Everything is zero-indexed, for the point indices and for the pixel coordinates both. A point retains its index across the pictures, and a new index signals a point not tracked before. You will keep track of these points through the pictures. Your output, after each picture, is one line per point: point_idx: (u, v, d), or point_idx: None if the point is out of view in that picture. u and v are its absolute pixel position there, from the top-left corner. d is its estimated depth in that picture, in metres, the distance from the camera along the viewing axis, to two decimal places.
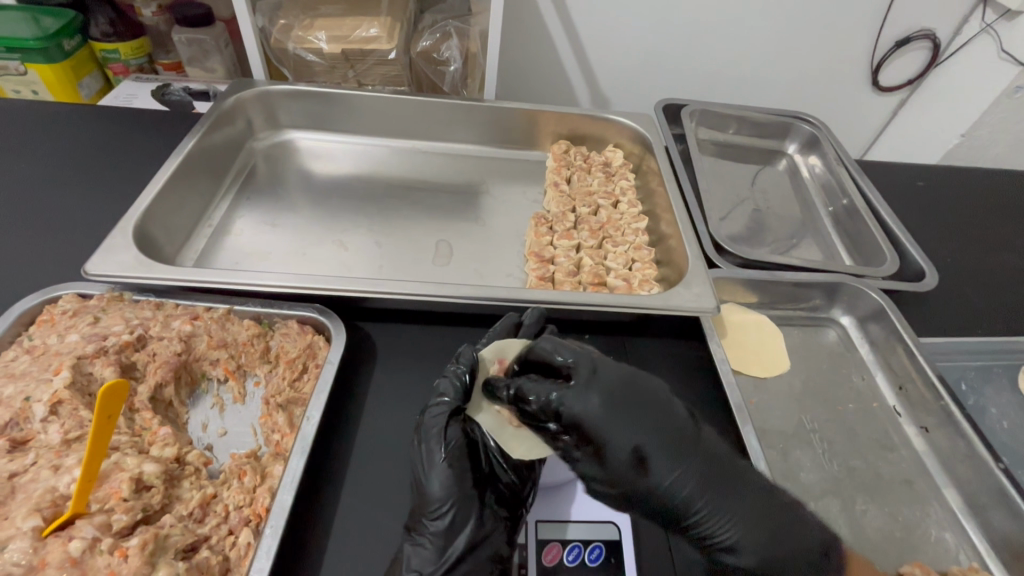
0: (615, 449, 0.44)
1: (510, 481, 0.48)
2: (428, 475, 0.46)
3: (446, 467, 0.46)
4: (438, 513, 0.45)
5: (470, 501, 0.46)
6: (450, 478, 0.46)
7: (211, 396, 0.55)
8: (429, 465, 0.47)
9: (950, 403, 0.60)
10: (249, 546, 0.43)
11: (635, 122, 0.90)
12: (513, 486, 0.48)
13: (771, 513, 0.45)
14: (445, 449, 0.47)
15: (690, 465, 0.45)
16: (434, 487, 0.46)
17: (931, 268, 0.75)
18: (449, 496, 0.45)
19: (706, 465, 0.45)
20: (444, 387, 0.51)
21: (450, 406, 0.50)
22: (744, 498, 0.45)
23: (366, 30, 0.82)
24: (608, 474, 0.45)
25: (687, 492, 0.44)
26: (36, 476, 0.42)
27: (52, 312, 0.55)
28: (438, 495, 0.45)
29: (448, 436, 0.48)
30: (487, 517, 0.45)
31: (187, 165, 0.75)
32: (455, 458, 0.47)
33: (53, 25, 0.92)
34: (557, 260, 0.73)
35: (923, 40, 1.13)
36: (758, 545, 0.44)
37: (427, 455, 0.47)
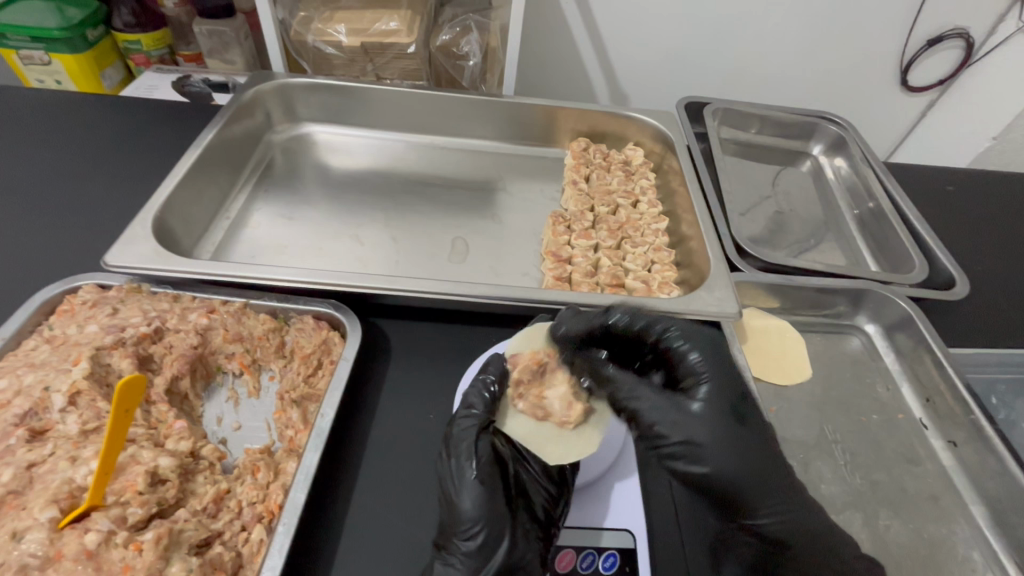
0: (712, 391, 0.51)
1: (545, 498, 0.47)
2: (461, 491, 0.45)
3: (478, 484, 0.45)
4: (472, 530, 0.44)
5: (504, 520, 0.44)
6: (481, 496, 0.44)
7: (226, 389, 0.55)
8: (460, 481, 0.46)
9: (981, 417, 0.58)
10: (262, 543, 0.42)
11: (656, 121, 0.88)
12: (547, 504, 0.47)
13: (800, 502, 0.48)
14: (477, 465, 0.46)
15: (749, 433, 0.49)
16: (468, 504, 0.44)
17: (962, 276, 0.73)
18: (481, 515, 0.44)
19: (758, 442, 0.50)
20: (474, 399, 0.50)
21: (480, 418, 0.49)
22: (776, 469, 0.49)
23: (386, 23, 0.81)
24: (676, 429, 0.49)
25: (727, 454, 0.48)
26: (53, 466, 0.42)
27: (72, 302, 0.55)
28: (472, 512, 0.44)
29: (477, 453, 0.47)
30: (521, 537, 0.44)
31: (206, 156, 0.75)
32: (485, 475, 0.46)
33: (76, 15, 0.93)
34: (575, 260, 0.72)
35: (956, 39, 1.09)
36: (792, 520, 0.47)
37: (459, 470, 0.46)
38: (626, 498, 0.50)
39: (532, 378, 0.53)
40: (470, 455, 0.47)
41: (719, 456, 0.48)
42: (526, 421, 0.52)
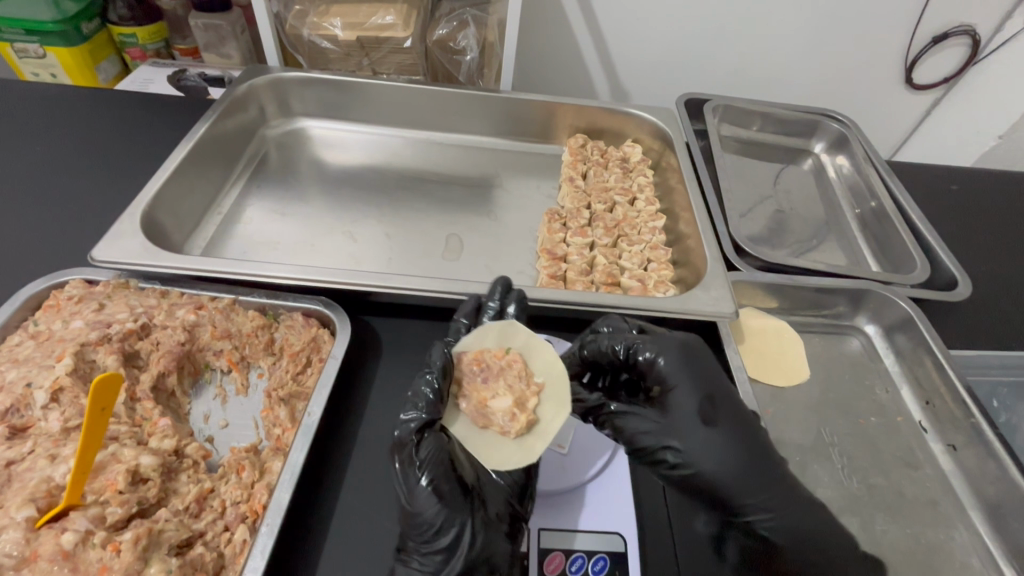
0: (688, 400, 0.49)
1: (506, 495, 0.46)
2: (410, 494, 0.44)
3: (426, 487, 0.43)
4: (427, 533, 0.43)
5: (459, 521, 0.44)
6: (431, 501, 0.43)
7: (214, 386, 0.54)
8: (410, 484, 0.44)
9: (982, 421, 0.57)
10: (244, 544, 0.42)
11: (655, 117, 0.87)
12: (509, 499, 0.46)
13: (785, 488, 0.47)
14: (421, 467, 0.44)
15: (729, 436, 0.48)
16: (418, 509, 0.43)
17: (964, 277, 0.71)
18: (438, 516, 0.43)
19: (739, 443, 0.48)
20: (415, 399, 0.47)
21: (422, 420, 0.46)
22: (760, 467, 0.47)
23: (382, 17, 0.80)
24: (655, 445, 0.49)
25: (716, 461, 0.47)
26: (32, 465, 0.42)
27: (57, 297, 0.55)
28: (422, 516, 0.43)
29: (422, 453, 0.45)
30: (480, 534, 0.44)
31: (198, 151, 0.74)
32: (431, 478, 0.44)
33: (71, 9, 0.92)
34: (570, 258, 0.71)
35: (963, 37, 1.07)
36: (784, 513, 0.46)
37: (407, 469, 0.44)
38: (617, 499, 0.49)
39: (474, 379, 0.50)
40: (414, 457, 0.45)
41: (705, 458, 0.47)
42: (471, 424, 0.50)
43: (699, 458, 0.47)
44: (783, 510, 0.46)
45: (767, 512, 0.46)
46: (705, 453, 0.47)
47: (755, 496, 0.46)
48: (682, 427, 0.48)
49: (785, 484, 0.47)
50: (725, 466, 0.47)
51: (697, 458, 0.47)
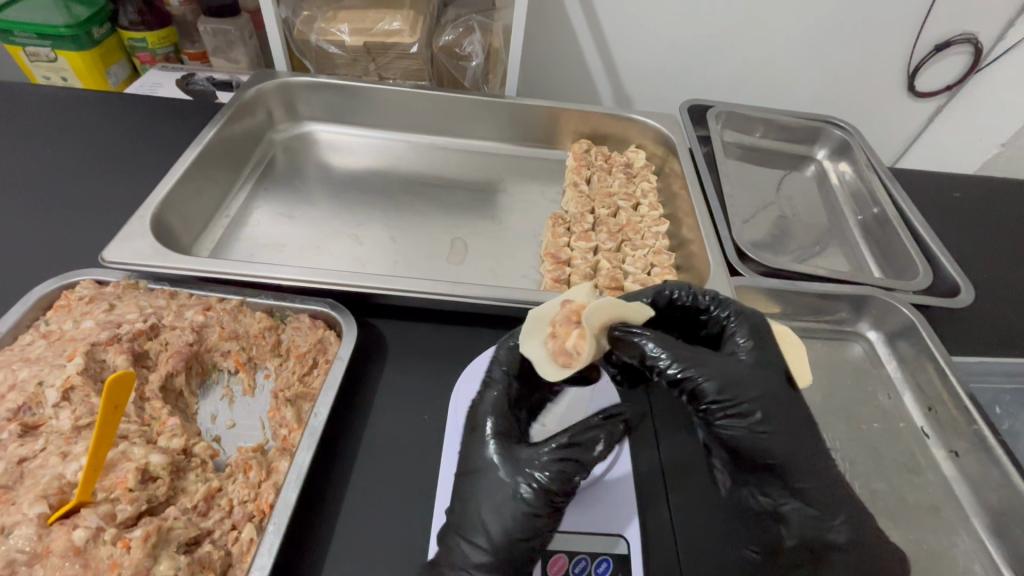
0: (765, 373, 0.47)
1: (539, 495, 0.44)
2: (497, 509, 0.44)
3: (525, 509, 0.43)
4: (487, 546, 0.43)
5: (512, 516, 0.44)
6: (522, 521, 0.43)
7: (221, 387, 0.55)
8: (515, 500, 0.44)
9: (984, 427, 0.57)
10: (252, 542, 0.42)
11: (658, 123, 0.88)
12: (542, 500, 0.44)
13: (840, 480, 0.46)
14: (534, 488, 0.44)
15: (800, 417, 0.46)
16: (502, 524, 0.44)
17: (966, 283, 0.72)
18: (495, 509, 0.44)
19: (806, 427, 0.46)
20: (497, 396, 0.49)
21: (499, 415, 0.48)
22: (820, 448, 0.46)
23: (389, 23, 0.82)
24: (733, 388, 0.45)
25: (790, 432, 0.45)
26: (44, 462, 0.42)
27: (68, 297, 0.55)
28: (506, 531, 0.43)
29: (541, 476, 0.44)
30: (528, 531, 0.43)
31: (207, 155, 0.75)
32: (536, 501, 0.44)
33: (82, 13, 0.94)
34: (574, 262, 0.72)
35: (964, 45, 1.08)
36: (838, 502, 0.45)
37: (513, 483, 0.44)
38: (619, 502, 0.49)
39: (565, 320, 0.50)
40: (529, 475, 0.44)
41: (781, 425, 0.45)
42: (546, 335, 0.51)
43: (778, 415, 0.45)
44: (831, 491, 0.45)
45: (818, 491, 0.44)
46: (784, 413, 0.45)
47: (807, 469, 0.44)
48: (768, 384, 0.46)
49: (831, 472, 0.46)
50: (797, 435, 0.45)
51: (776, 415, 0.45)
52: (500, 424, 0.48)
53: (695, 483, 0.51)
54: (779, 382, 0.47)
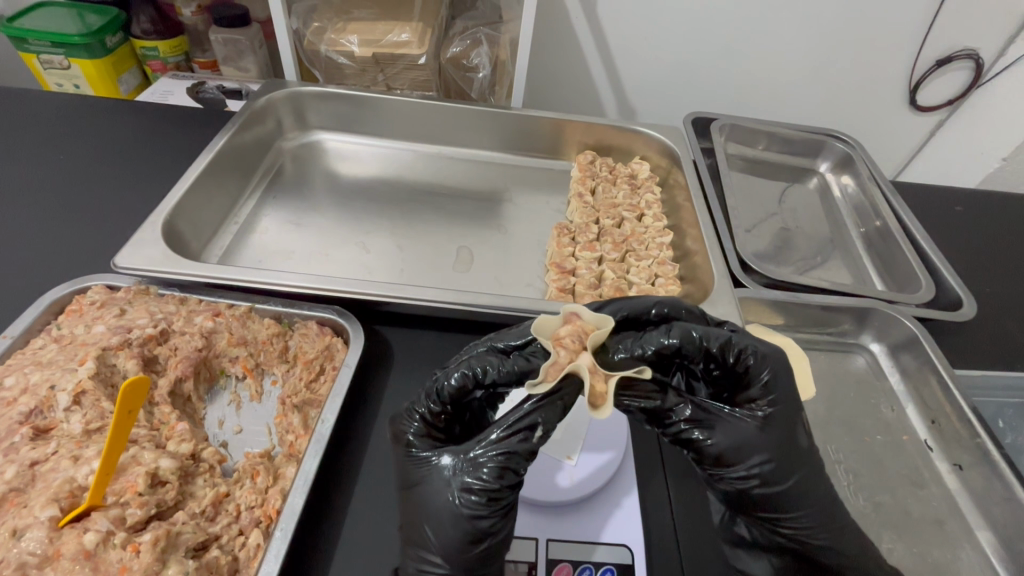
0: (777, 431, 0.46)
1: (473, 503, 0.41)
2: (435, 517, 0.42)
3: (460, 513, 0.41)
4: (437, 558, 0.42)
5: (449, 525, 0.41)
6: (460, 519, 0.41)
7: (228, 392, 0.56)
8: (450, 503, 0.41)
9: (988, 441, 0.58)
10: (258, 548, 0.43)
11: (663, 135, 0.89)
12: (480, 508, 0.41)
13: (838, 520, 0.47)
14: (469, 488, 0.41)
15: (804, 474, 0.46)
16: (444, 533, 0.41)
17: (969, 297, 0.72)
18: (433, 517, 0.42)
19: (810, 482, 0.46)
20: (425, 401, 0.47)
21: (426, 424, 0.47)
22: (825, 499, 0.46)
23: (398, 35, 0.83)
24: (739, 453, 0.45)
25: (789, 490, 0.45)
26: (55, 465, 0.43)
27: (80, 302, 0.56)
28: (449, 533, 0.41)
29: (469, 476, 0.41)
30: (468, 540, 0.41)
31: (217, 162, 0.76)
32: (472, 502, 0.41)
33: (96, 22, 0.95)
34: (578, 272, 0.72)
35: (966, 61, 1.09)
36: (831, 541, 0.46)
37: (443, 485, 0.42)
38: (624, 512, 0.50)
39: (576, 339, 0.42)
40: (459, 476, 0.42)
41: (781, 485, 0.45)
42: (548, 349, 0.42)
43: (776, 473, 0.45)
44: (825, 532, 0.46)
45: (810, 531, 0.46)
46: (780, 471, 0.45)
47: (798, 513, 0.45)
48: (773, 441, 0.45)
49: (830, 496, 0.47)
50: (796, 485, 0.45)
51: (783, 475, 0.45)
52: (420, 431, 0.47)
53: (698, 496, 0.53)
54: (787, 434, 0.46)
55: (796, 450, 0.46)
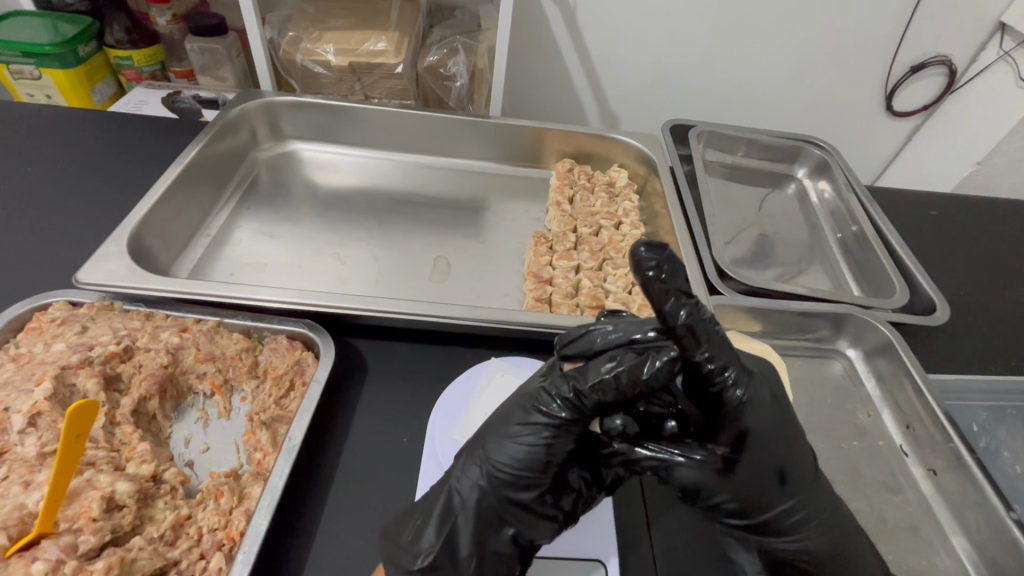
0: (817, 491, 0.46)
1: (521, 456, 0.43)
2: (500, 443, 0.44)
3: (509, 457, 0.44)
4: (469, 476, 0.44)
5: (494, 464, 0.44)
6: (536, 460, 0.43)
7: (196, 410, 0.54)
8: (539, 428, 0.44)
9: (961, 445, 0.57)
10: (220, 572, 0.41)
11: (641, 143, 0.89)
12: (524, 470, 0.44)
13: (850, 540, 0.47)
14: (566, 417, 0.43)
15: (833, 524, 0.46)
16: (495, 455, 0.44)
17: (943, 302, 0.73)
18: (501, 447, 0.44)
19: (830, 527, 0.46)
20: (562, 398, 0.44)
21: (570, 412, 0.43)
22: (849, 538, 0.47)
23: (374, 44, 0.83)
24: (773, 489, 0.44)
25: (813, 533, 0.45)
26: (5, 492, 0.42)
27: (40, 319, 0.55)
28: (514, 473, 0.43)
29: (579, 405, 0.43)
30: (487, 482, 0.44)
31: (189, 173, 0.75)
32: (528, 459, 0.43)
33: (69, 31, 0.94)
34: (555, 281, 0.72)
35: (939, 66, 1.12)
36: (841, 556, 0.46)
37: (547, 402, 0.44)
38: (600, 526, 0.49)
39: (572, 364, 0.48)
40: (566, 394, 0.43)
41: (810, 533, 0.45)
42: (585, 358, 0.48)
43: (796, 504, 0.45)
44: (828, 516, 0.46)
45: (807, 516, 0.45)
46: (787, 443, 0.45)
47: (796, 494, 0.45)
48: (787, 420, 0.46)
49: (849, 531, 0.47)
50: (800, 457, 0.46)
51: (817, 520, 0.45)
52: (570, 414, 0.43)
53: (675, 500, 0.53)
54: (826, 495, 0.46)
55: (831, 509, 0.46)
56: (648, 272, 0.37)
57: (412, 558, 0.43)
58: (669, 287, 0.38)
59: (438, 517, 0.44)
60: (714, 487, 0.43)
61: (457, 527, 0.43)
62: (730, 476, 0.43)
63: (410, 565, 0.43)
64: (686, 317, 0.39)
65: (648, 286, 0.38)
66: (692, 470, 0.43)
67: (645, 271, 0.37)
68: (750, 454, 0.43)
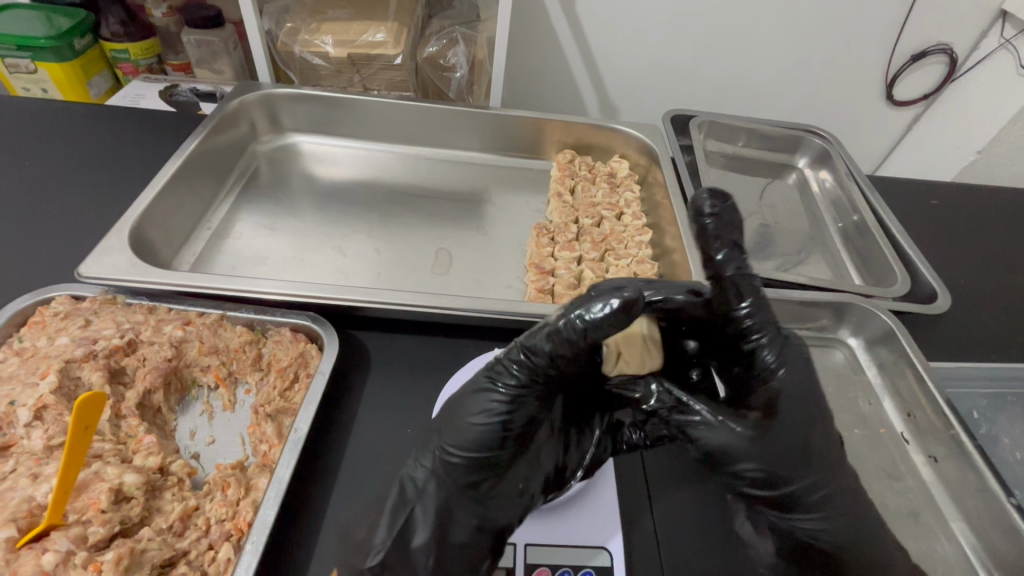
0: (846, 495, 0.48)
1: (477, 440, 0.45)
2: (457, 430, 0.45)
3: (466, 441, 0.45)
4: (425, 468, 0.45)
5: (449, 454, 0.45)
6: (492, 436, 0.45)
7: (200, 403, 0.54)
8: (490, 403, 0.46)
9: (961, 432, 0.58)
10: (229, 562, 0.42)
11: (641, 133, 0.89)
12: (489, 449, 0.45)
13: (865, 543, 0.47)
14: (520, 384, 0.46)
15: (857, 521, 0.47)
16: (455, 441, 0.45)
17: (944, 291, 0.74)
18: (461, 432, 0.45)
19: (848, 513, 0.47)
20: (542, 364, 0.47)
21: (514, 387, 0.46)
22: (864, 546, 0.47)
23: (373, 35, 0.82)
24: (816, 472, 0.47)
25: (836, 525, 0.46)
26: (13, 484, 0.42)
27: (43, 313, 0.55)
28: (468, 453, 0.44)
29: (535, 369, 0.47)
30: (445, 471, 0.45)
31: (189, 166, 0.75)
32: (489, 436, 0.45)
33: (65, 24, 0.93)
34: (557, 272, 0.72)
35: (940, 55, 1.11)
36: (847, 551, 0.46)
37: (501, 374, 0.47)
38: (605, 514, 0.49)
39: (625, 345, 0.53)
40: (517, 360, 0.47)
41: (837, 520, 0.47)
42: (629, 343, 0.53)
43: (825, 493, 0.47)
44: (845, 507, 0.47)
45: (831, 503, 0.47)
46: (807, 419, 0.48)
47: (824, 477, 0.47)
48: (813, 397, 0.49)
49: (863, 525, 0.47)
50: (828, 448, 0.48)
51: (846, 510, 0.47)
52: (507, 395, 0.46)
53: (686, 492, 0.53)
54: (855, 504, 0.48)
55: (856, 517, 0.47)
56: (707, 218, 0.51)
57: (366, 556, 0.42)
58: (722, 235, 0.50)
59: (392, 509, 0.44)
60: (746, 451, 0.46)
61: (414, 520, 0.43)
62: (761, 438, 0.46)
63: (362, 566, 0.41)
64: (725, 269, 0.49)
65: (703, 229, 0.51)
66: (723, 429, 0.47)
67: (703, 218, 0.51)
68: (782, 419, 0.47)
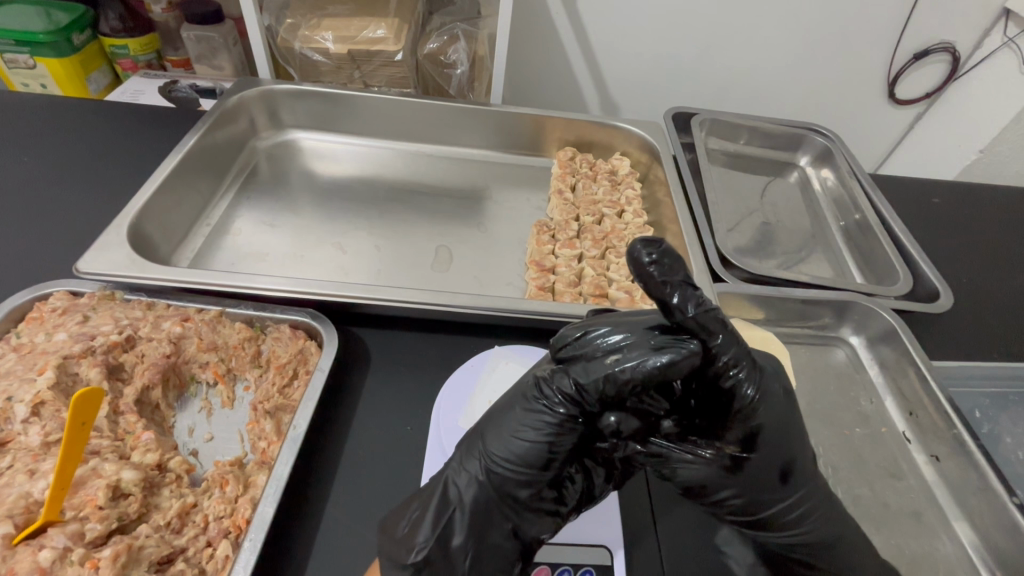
0: (824, 510, 0.47)
1: (525, 455, 0.42)
2: (504, 441, 0.43)
3: (513, 455, 0.42)
4: (468, 475, 0.44)
5: (495, 465, 0.43)
6: (538, 454, 0.42)
7: (199, 399, 0.54)
8: (540, 420, 0.43)
9: (963, 431, 0.58)
10: (227, 559, 0.41)
11: (642, 130, 0.89)
12: (539, 464, 0.43)
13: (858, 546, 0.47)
14: (568, 412, 0.43)
15: (840, 533, 0.47)
16: (501, 452, 0.43)
17: (947, 290, 0.73)
18: (508, 445, 0.43)
19: (832, 526, 0.47)
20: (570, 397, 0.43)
21: (562, 413, 0.43)
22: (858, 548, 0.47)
23: (374, 31, 0.82)
24: (795, 493, 0.46)
25: (820, 537, 0.46)
26: (10, 480, 0.42)
27: (41, 309, 0.54)
28: (514, 468, 0.42)
29: (580, 398, 0.42)
30: (488, 481, 0.43)
31: (189, 162, 0.75)
32: (536, 452, 0.42)
33: (64, 19, 0.92)
34: (558, 270, 0.72)
35: (942, 54, 1.11)
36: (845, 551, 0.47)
37: (551, 395, 0.43)
38: (604, 513, 0.49)
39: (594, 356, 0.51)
40: (567, 389, 0.43)
41: (821, 532, 0.46)
42: None
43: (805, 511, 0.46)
44: (830, 519, 0.47)
45: (814, 519, 0.46)
46: (786, 443, 0.44)
47: (802, 493, 0.46)
48: (787, 414, 0.45)
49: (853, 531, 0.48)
50: (805, 469, 0.46)
51: (825, 525, 0.46)
52: (558, 418, 0.43)
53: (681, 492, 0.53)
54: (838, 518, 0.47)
55: (843, 526, 0.47)
56: (650, 267, 0.39)
57: (406, 552, 0.42)
58: (671, 280, 0.39)
59: (435, 509, 0.43)
60: (720, 484, 0.44)
61: (453, 523, 0.43)
62: (732, 474, 0.44)
63: (405, 561, 0.42)
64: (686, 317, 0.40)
65: (648, 277, 0.40)
66: (698, 468, 0.44)
67: (644, 264, 0.39)
68: (754, 454, 0.44)
